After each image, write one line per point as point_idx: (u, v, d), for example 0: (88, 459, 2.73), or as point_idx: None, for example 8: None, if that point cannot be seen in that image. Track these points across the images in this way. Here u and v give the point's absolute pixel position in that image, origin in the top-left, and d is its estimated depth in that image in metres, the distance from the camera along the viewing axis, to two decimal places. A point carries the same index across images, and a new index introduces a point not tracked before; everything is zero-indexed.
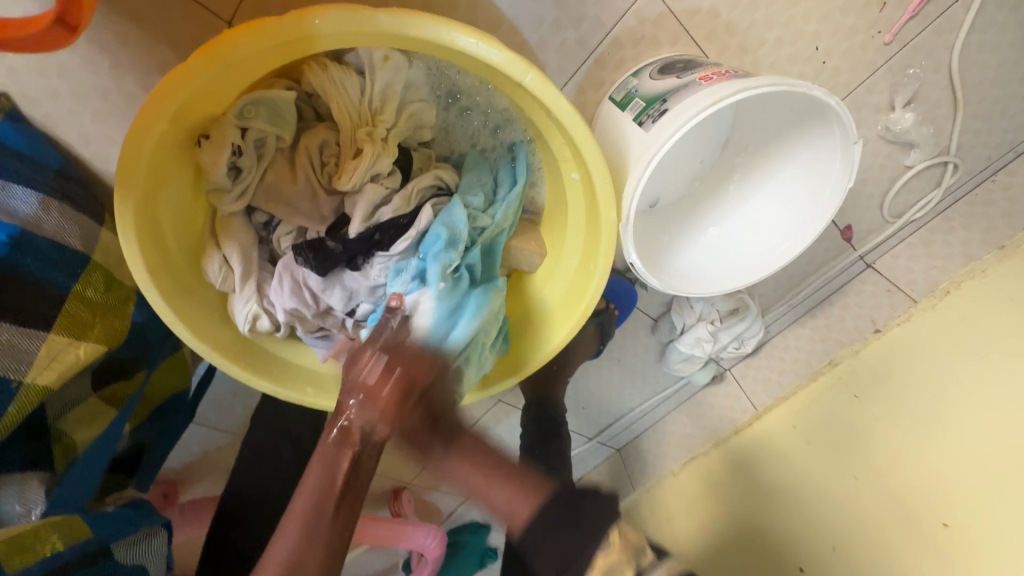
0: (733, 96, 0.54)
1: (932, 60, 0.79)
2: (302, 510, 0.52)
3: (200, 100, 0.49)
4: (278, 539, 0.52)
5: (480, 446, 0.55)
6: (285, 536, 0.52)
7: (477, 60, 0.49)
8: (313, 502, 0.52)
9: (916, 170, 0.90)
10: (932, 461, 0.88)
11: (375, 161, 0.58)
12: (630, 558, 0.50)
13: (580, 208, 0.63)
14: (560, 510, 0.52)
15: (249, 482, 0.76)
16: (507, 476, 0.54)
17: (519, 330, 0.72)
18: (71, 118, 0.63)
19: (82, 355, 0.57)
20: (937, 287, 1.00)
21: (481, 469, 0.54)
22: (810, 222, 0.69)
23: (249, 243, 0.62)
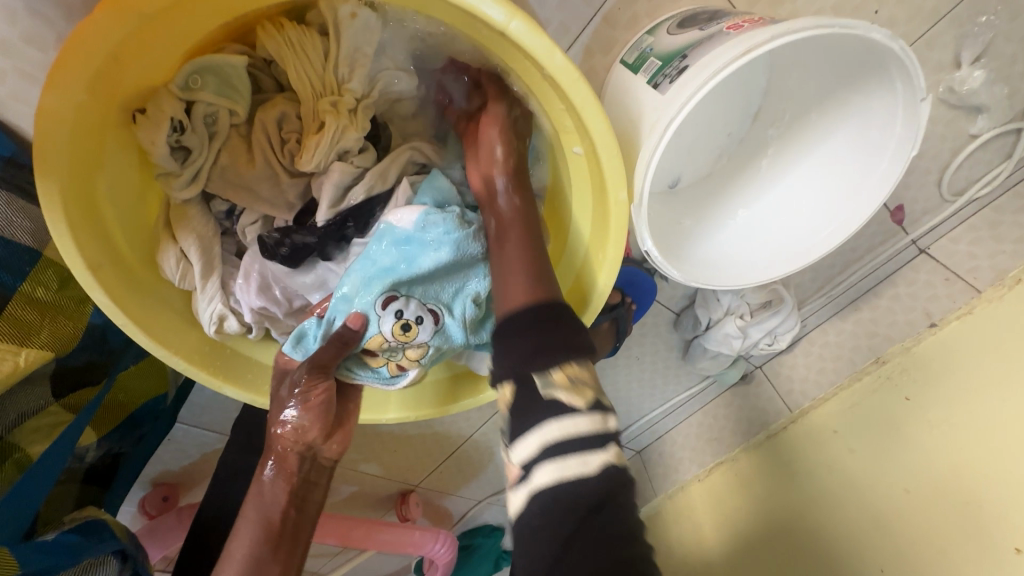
0: (767, 43, 0.45)
1: (1008, 6, 0.67)
2: (241, 550, 0.56)
3: (127, 66, 0.42)
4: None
5: (531, 237, 0.53)
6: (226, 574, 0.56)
7: (452, 5, 0.41)
8: (255, 545, 0.56)
9: (984, 139, 0.78)
10: (998, 473, 0.76)
11: (341, 136, 0.50)
12: None
13: (585, 188, 0.54)
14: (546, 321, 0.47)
15: (242, 491, 0.72)
16: (533, 267, 0.51)
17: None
18: (20, 100, 0.57)
19: (23, 362, 0.51)
20: (1006, 276, 0.86)
21: (532, 272, 0.51)
22: (860, 198, 0.59)
23: (210, 234, 0.55)
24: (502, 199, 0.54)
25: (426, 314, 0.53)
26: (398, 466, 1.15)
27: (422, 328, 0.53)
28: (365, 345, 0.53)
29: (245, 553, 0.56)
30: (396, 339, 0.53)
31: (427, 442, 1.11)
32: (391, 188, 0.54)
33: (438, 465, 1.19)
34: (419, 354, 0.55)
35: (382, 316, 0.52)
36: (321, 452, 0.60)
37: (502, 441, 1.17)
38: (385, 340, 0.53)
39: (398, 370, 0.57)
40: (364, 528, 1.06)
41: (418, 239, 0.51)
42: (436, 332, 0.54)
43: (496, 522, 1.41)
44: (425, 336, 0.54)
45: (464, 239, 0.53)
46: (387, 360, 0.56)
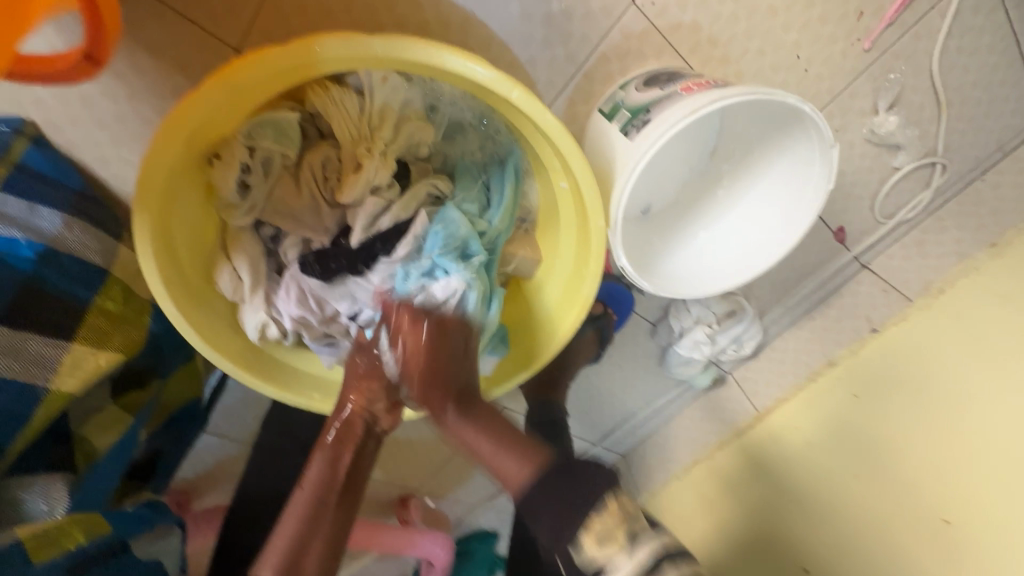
0: (710, 105, 0.58)
1: (912, 65, 0.82)
2: (302, 503, 0.60)
3: (211, 122, 0.53)
4: (283, 526, 0.60)
5: (488, 421, 0.64)
6: (289, 523, 0.59)
7: (466, 78, 0.53)
8: (315, 495, 0.61)
9: (904, 171, 0.92)
10: (932, 456, 0.91)
11: (374, 174, 0.62)
12: (624, 521, 0.52)
13: (571, 216, 0.66)
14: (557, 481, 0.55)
15: (271, 482, 0.81)
16: (512, 445, 0.61)
17: (519, 333, 0.75)
18: (91, 142, 0.67)
19: (102, 363, 0.60)
20: (931, 286, 1.02)
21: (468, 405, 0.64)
22: (793, 223, 0.71)
23: (258, 254, 0.65)
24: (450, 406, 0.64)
25: None
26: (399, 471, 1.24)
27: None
28: None
29: (307, 503, 0.60)
30: None
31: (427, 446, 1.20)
32: (411, 217, 0.65)
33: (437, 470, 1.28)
34: None
35: None
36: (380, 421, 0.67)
37: None
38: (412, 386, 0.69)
39: None
40: (369, 528, 1.14)
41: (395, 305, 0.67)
42: None
43: (489, 528, 1.49)
44: None
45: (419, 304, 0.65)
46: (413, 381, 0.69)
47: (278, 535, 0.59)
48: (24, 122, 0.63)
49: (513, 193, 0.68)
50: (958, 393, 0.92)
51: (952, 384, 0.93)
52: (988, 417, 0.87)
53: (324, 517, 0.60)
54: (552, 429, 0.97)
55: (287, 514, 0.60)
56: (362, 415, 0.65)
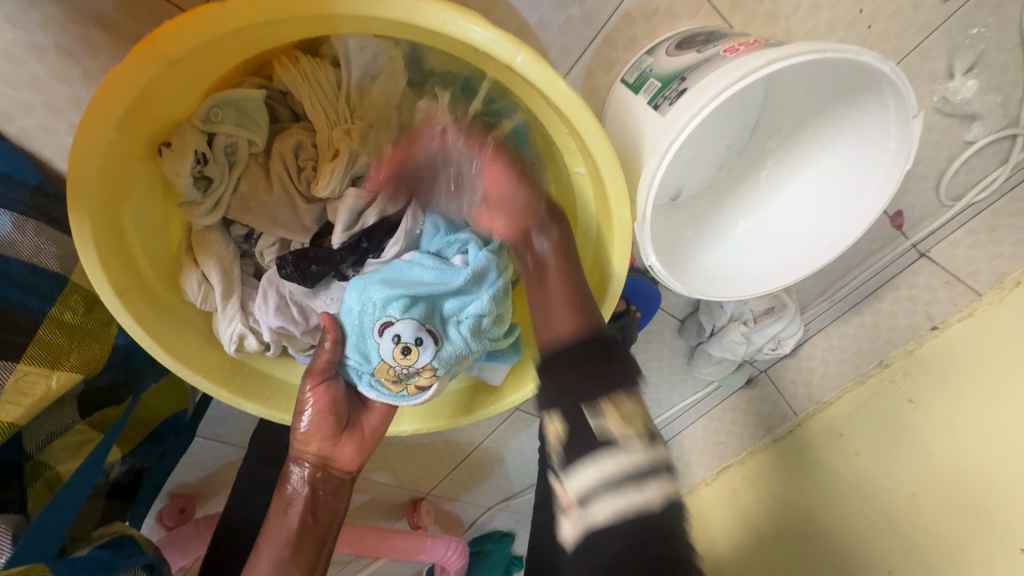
0: (763, 68, 0.46)
1: (999, 17, 0.68)
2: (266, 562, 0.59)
3: (153, 104, 0.44)
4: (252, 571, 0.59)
5: (571, 268, 0.54)
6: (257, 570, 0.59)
7: (461, 41, 0.43)
8: (278, 550, 0.59)
9: (979, 145, 0.79)
10: (1003, 471, 0.78)
11: (354, 162, 0.52)
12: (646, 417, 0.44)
13: (589, 206, 0.56)
14: (595, 348, 0.47)
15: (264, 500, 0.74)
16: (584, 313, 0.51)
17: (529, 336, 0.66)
18: (46, 131, 0.60)
19: (54, 385, 0.53)
20: (1005, 278, 0.89)
21: (574, 303, 0.51)
22: (856, 212, 0.61)
23: (229, 257, 0.58)
24: (544, 241, 0.54)
25: (421, 333, 0.52)
26: (409, 475, 1.18)
27: (422, 350, 0.53)
28: (375, 368, 0.55)
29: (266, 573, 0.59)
30: (399, 360, 0.54)
31: (437, 450, 1.14)
32: (401, 210, 0.57)
33: (450, 473, 1.22)
34: (430, 370, 0.54)
35: (380, 343, 0.54)
36: (335, 461, 0.63)
37: (510, 448, 1.20)
38: (392, 367, 0.54)
39: (416, 388, 0.56)
40: (376, 536, 1.08)
41: (407, 269, 0.55)
42: (440, 347, 0.54)
43: (505, 529, 1.43)
44: (427, 354, 0.53)
45: (449, 270, 0.55)
46: (406, 382, 0.55)
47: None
48: None
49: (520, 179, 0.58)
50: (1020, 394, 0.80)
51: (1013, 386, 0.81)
52: None
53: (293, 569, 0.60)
54: None
55: (258, 549, 0.60)
56: (311, 460, 0.61)
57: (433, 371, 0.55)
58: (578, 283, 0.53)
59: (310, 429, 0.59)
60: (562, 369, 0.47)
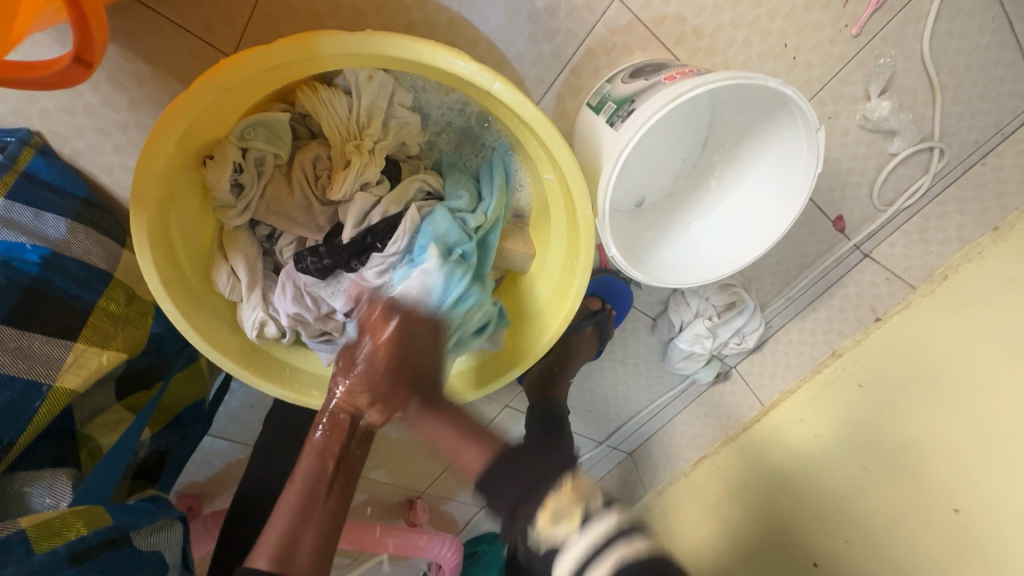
0: (693, 91, 0.58)
1: (902, 48, 0.81)
2: (292, 497, 0.65)
3: (201, 125, 0.55)
4: (276, 517, 0.64)
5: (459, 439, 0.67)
6: (281, 516, 0.64)
7: (449, 72, 0.54)
8: (304, 489, 0.66)
9: (900, 157, 0.91)
10: (938, 445, 0.87)
11: (363, 171, 0.63)
12: (577, 501, 0.55)
13: (559, 206, 0.67)
14: (518, 467, 0.62)
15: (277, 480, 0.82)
16: (481, 438, 0.67)
17: (518, 324, 0.75)
18: (94, 151, 0.70)
19: (105, 361, 0.61)
20: (935, 272, 1.01)
21: (461, 433, 0.67)
22: (781, 216, 0.71)
23: (254, 253, 0.67)
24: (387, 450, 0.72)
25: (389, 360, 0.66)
26: (405, 473, 1.25)
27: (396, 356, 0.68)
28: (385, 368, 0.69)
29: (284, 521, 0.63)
30: None
31: (432, 448, 1.21)
32: (402, 211, 0.66)
33: (444, 472, 1.29)
34: None
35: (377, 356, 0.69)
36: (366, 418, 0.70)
37: (501, 448, 1.28)
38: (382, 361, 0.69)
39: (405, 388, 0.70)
40: (374, 532, 1.14)
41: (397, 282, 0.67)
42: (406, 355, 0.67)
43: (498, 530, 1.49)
44: None
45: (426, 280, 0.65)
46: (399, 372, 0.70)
47: (279, 512, 0.64)
48: (31, 133, 0.66)
49: (502, 187, 0.69)
50: (950, 370, 0.90)
51: (947, 363, 0.91)
52: (987, 395, 0.84)
53: (318, 506, 0.65)
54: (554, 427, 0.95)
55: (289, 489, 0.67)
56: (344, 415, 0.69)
57: None
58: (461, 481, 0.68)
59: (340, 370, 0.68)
60: (499, 495, 0.62)
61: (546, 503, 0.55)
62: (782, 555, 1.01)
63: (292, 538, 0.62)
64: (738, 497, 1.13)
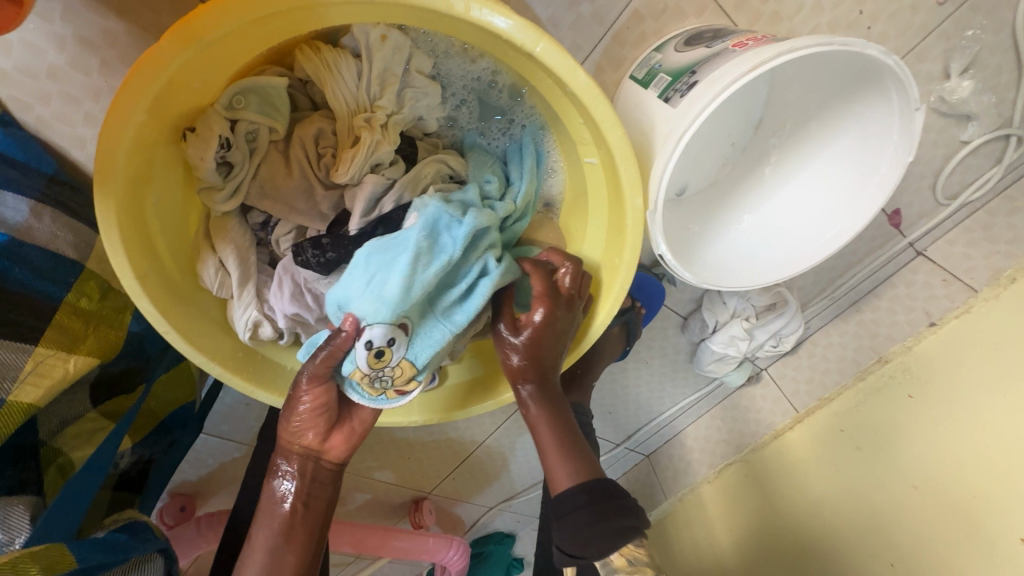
0: (774, 60, 0.48)
1: (993, 20, 0.71)
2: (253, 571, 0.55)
3: (180, 89, 0.45)
4: None
5: (561, 420, 0.60)
6: None
7: (484, 29, 0.44)
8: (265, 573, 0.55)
9: (974, 145, 0.81)
10: (1001, 466, 0.78)
11: (375, 149, 0.54)
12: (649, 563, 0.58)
13: (601, 196, 0.57)
14: (603, 502, 0.57)
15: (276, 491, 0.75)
16: (576, 453, 0.60)
17: None
18: (62, 121, 0.60)
19: (71, 369, 0.53)
20: (1001, 274, 0.89)
21: (570, 454, 0.60)
22: (844, 223, 0.64)
23: (246, 244, 0.58)
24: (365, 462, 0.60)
25: (393, 334, 0.50)
26: (412, 474, 1.18)
27: (394, 349, 0.51)
28: (352, 376, 0.53)
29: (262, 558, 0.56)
30: (375, 367, 0.52)
31: (439, 449, 1.14)
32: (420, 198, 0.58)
33: (452, 473, 1.21)
34: (403, 368, 0.53)
35: (356, 350, 0.51)
36: (325, 454, 0.58)
37: (513, 449, 1.21)
38: (364, 371, 0.52)
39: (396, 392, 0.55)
40: (378, 536, 1.07)
41: (383, 250, 0.52)
42: (413, 340, 0.52)
43: (506, 530, 1.42)
44: (403, 350, 0.52)
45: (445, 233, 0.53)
46: (382, 386, 0.54)
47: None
48: None
49: (534, 170, 0.60)
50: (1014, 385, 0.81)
51: (1016, 377, 0.81)
52: None
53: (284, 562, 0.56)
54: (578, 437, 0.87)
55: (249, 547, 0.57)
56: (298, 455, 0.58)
57: (411, 366, 0.53)
58: (569, 432, 0.61)
59: (291, 404, 0.56)
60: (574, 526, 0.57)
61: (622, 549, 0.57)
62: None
63: None
64: (771, 513, 1.06)
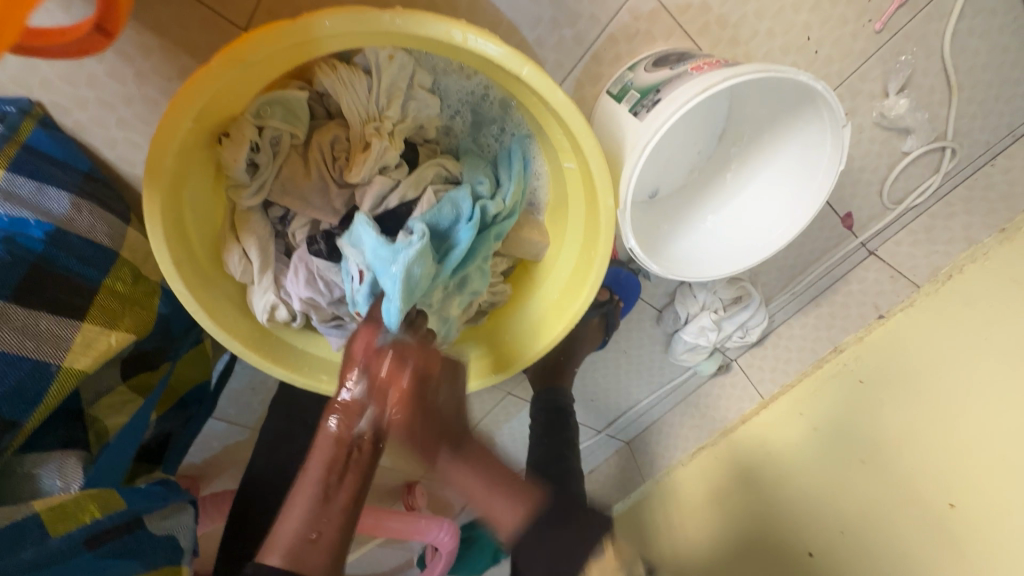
0: (724, 83, 0.57)
1: (923, 46, 0.81)
2: (302, 505, 0.57)
3: (219, 100, 0.53)
4: (290, 509, 0.58)
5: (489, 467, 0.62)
6: (294, 511, 0.57)
7: (477, 55, 0.52)
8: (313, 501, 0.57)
9: (913, 156, 0.91)
10: (937, 439, 0.90)
11: (382, 154, 0.62)
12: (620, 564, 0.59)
13: (580, 197, 0.66)
14: (557, 524, 0.61)
15: (286, 461, 0.83)
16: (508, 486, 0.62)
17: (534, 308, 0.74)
18: (98, 124, 0.67)
19: (113, 341, 0.60)
20: (941, 271, 1.01)
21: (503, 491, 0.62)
22: (791, 222, 0.73)
23: (267, 235, 0.65)
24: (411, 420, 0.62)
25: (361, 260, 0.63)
26: (406, 458, 1.25)
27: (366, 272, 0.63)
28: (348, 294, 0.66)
29: (304, 511, 0.57)
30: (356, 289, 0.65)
31: None
32: (418, 196, 0.65)
33: None
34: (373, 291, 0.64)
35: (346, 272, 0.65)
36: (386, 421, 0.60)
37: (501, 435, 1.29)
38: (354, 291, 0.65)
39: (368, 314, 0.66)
40: (374, 515, 1.14)
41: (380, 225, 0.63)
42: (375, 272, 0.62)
43: None
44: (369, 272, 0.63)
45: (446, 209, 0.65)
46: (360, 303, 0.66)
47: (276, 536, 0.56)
48: (31, 103, 0.64)
49: (521, 173, 0.68)
50: (949, 370, 0.92)
51: (952, 363, 0.92)
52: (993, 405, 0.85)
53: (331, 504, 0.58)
54: (558, 416, 0.96)
55: (289, 504, 0.58)
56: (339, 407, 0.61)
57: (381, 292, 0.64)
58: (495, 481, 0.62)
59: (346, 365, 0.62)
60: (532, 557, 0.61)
61: (590, 567, 0.59)
62: (776, 549, 1.03)
63: (310, 527, 0.56)
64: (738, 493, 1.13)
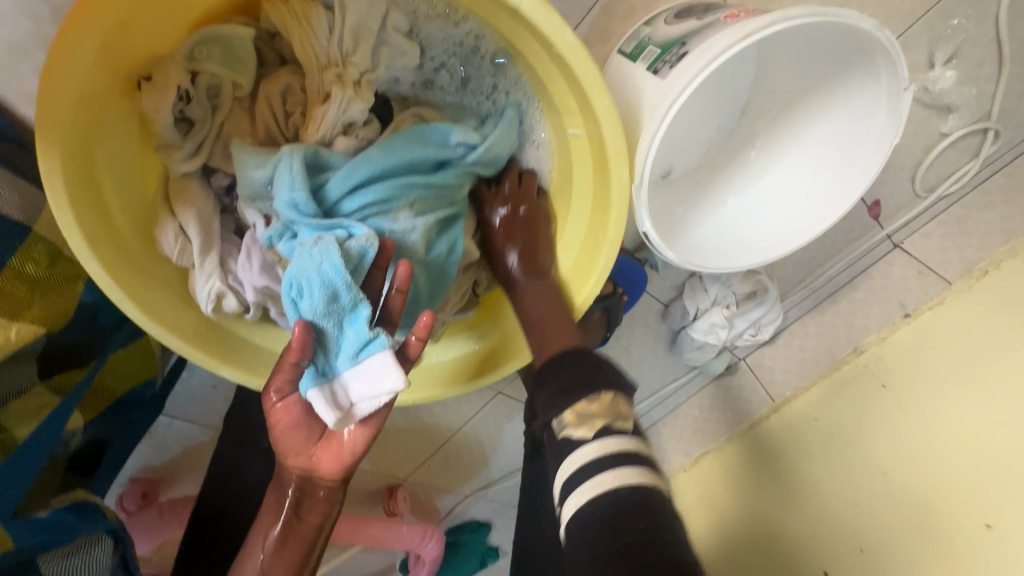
0: (766, 28, 0.47)
1: (977, 10, 0.71)
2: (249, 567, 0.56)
3: (135, 29, 0.42)
4: (247, 556, 0.58)
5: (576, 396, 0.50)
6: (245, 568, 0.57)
7: None
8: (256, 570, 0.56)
9: (954, 138, 0.82)
10: (973, 450, 0.80)
11: (346, 107, 0.51)
12: None
13: (586, 170, 0.56)
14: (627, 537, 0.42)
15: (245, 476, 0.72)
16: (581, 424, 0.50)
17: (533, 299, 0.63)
18: (7, 72, 0.55)
19: (15, 337, 0.50)
20: (974, 267, 0.93)
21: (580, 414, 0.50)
22: (828, 206, 0.63)
23: (209, 210, 0.55)
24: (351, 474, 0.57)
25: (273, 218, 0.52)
26: (387, 460, 1.15)
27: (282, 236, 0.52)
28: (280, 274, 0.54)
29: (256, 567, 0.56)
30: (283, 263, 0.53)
31: (415, 435, 1.12)
32: None
33: (428, 459, 1.20)
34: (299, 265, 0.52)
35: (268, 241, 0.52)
36: (318, 471, 0.55)
37: (489, 436, 1.19)
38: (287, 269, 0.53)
39: None
40: (351, 524, 1.05)
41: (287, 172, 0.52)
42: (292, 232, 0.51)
43: (482, 519, 1.40)
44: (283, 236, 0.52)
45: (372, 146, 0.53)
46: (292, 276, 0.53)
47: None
48: None
49: (510, 126, 0.57)
50: (985, 374, 0.83)
51: (990, 367, 0.83)
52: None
53: (278, 560, 0.56)
54: None
55: (251, 543, 0.58)
56: (294, 477, 0.55)
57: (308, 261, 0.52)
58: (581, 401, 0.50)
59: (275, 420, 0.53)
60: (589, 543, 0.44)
61: None
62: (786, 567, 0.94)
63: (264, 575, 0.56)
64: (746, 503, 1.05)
